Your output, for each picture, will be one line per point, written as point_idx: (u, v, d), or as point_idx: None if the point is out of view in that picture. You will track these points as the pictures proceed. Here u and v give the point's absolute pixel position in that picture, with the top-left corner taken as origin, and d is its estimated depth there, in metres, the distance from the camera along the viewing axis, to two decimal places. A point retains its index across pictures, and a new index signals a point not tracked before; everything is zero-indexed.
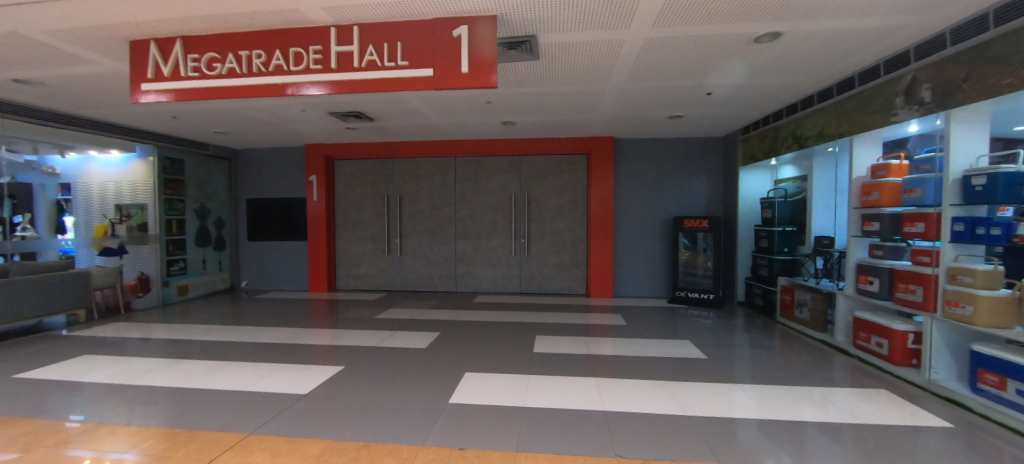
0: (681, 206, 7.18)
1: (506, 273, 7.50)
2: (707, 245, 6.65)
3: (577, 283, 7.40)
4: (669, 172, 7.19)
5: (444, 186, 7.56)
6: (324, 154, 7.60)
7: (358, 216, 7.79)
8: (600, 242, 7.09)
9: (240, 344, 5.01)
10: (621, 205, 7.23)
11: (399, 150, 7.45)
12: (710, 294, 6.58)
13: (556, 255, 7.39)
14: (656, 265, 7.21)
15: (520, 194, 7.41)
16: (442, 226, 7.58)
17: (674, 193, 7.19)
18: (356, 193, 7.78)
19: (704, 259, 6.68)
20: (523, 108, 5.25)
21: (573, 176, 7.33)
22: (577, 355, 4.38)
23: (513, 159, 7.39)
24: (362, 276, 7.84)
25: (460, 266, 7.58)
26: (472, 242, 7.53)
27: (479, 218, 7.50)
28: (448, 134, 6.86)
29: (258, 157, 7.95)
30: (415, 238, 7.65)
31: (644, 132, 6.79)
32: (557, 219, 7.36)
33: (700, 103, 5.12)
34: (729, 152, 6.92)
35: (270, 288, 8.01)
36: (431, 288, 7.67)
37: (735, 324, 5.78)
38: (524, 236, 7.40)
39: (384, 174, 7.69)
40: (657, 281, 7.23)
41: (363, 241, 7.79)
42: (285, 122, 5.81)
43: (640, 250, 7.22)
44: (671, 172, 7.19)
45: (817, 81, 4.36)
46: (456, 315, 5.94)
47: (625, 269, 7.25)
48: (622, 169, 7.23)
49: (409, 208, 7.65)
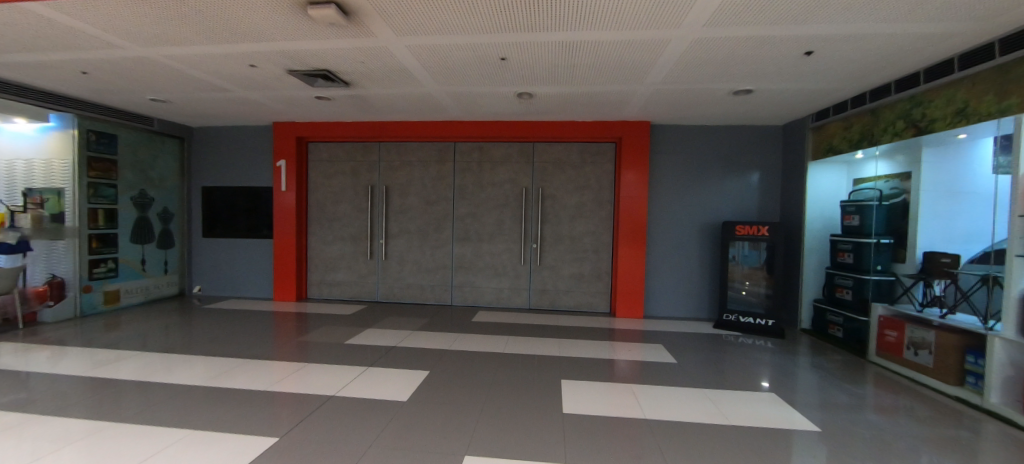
0: (730, 209, 5.88)
1: (514, 285, 6.18)
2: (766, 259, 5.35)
3: (599, 300, 6.07)
4: (716, 167, 5.89)
5: (441, 177, 6.23)
6: (295, 134, 6.26)
7: (336, 211, 6.44)
8: (631, 251, 5.78)
9: (152, 383, 3.64)
10: (656, 205, 5.93)
11: (387, 131, 6.09)
12: (770, 320, 5.27)
13: (575, 264, 6.06)
14: (698, 281, 5.90)
15: (532, 189, 6.09)
16: (438, 225, 6.25)
17: (722, 193, 5.89)
18: (334, 182, 6.44)
19: (762, 275, 5.39)
20: (549, 71, 3.91)
21: (598, 169, 6.01)
22: (625, 418, 3.04)
23: (526, 146, 6.09)
24: (339, 283, 6.50)
25: (458, 275, 6.25)
26: (473, 246, 6.20)
27: (482, 218, 6.18)
28: (447, 112, 5.53)
29: (218, 136, 6.61)
30: (404, 239, 6.31)
31: (690, 116, 5.47)
32: (577, 221, 6.04)
33: (788, 70, 3.81)
34: (793, 143, 5.62)
35: (227, 295, 6.64)
36: (421, 300, 6.34)
37: (811, 362, 4.48)
38: (537, 239, 6.09)
39: (368, 161, 6.36)
40: (698, 300, 5.91)
41: (341, 241, 6.44)
42: (235, 85, 4.46)
43: (678, 262, 5.92)
44: (718, 167, 5.89)
45: (975, 33, 3.06)
46: (452, 342, 4.60)
47: (659, 284, 5.94)
48: (659, 162, 5.91)
49: (398, 203, 6.31)
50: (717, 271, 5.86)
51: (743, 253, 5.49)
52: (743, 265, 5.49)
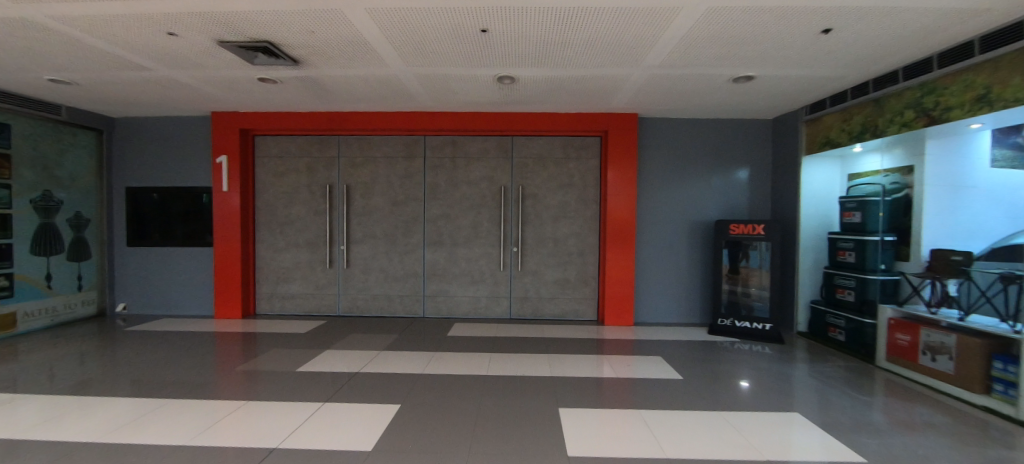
0: (721, 207, 5.56)
1: (493, 293, 5.61)
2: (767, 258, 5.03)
3: (586, 307, 5.60)
4: (705, 164, 5.56)
5: (410, 174, 5.59)
6: (238, 125, 5.45)
7: (288, 214, 5.66)
8: (619, 253, 5.35)
9: (37, 437, 2.83)
10: (644, 204, 5.52)
11: (346, 123, 5.40)
12: (768, 324, 4.94)
13: (559, 269, 5.57)
14: (689, 284, 5.54)
15: (512, 187, 5.55)
16: (406, 228, 5.59)
17: (712, 190, 5.56)
18: (286, 181, 5.66)
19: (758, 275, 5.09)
20: (536, 49, 3.38)
21: (582, 165, 5.55)
22: (640, 455, 2.55)
23: (504, 140, 5.56)
24: (293, 297, 5.70)
25: (431, 284, 5.62)
26: (447, 251, 5.59)
27: (456, 219, 5.58)
28: (415, 101, 4.91)
29: (145, 128, 5.68)
30: (368, 245, 5.62)
31: (680, 108, 5.11)
32: (561, 222, 5.55)
33: (797, 52, 3.46)
34: (784, 137, 5.36)
35: (158, 313, 5.70)
36: (389, 312, 5.66)
37: (818, 370, 4.17)
38: (517, 242, 5.55)
39: (324, 157, 5.62)
40: (689, 304, 5.55)
41: (295, 248, 5.66)
42: (154, 61, 3.67)
43: (668, 264, 5.54)
44: (707, 162, 5.56)
45: (1006, 9, 2.78)
46: (426, 363, 3.98)
47: (649, 288, 5.54)
48: (647, 158, 5.52)
49: (360, 204, 5.61)
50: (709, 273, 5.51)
51: (738, 253, 5.17)
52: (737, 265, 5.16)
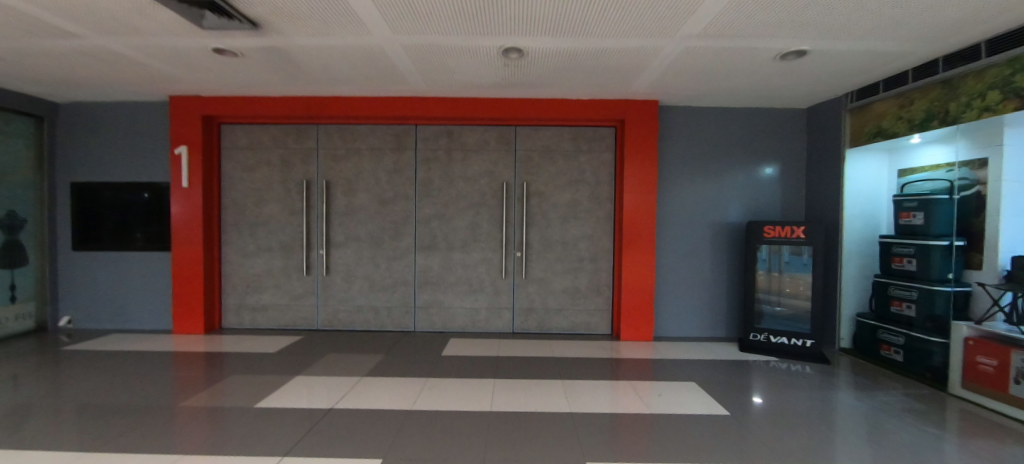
0: (751, 207, 4.95)
1: (493, 305, 4.93)
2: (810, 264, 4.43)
3: (599, 320, 4.95)
4: (733, 158, 4.95)
5: (399, 169, 4.90)
6: (201, 111, 4.73)
7: (259, 214, 4.94)
8: (639, 259, 4.72)
9: None
10: (666, 203, 4.90)
11: (326, 109, 4.70)
12: (809, 339, 4.34)
13: (568, 277, 4.91)
14: (716, 294, 4.92)
15: (515, 184, 4.89)
16: (395, 230, 4.91)
17: (741, 188, 4.95)
18: (256, 176, 4.94)
19: (798, 284, 4.47)
20: (555, 9, 2.72)
21: (595, 159, 4.91)
22: None
23: (507, 131, 4.90)
24: (264, 308, 4.97)
25: (423, 294, 4.93)
26: (442, 256, 4.91)
27: (452, 220, 4.90)
28: (405, 83, 4.24)
29: (91, 115, 4.93)
30: (351, 249, 4.91)
31: (708, 94, 4.49)
32: (571, 223, 4.90)
33: (871, 18, 2.84)
34: (822, 129, 4.77)
35: (107, 329, 4.94)
36: (375, 326, 4.96)
37: (878, 396, 3.55)
38: (521, 246, 4.90)
39: (301, 149, 4.92)
40: (715, 316, 4.93)
41: (267, 253, 4.94)
42: (78, 23, 2.96)
43: (692, 271, 4.92)
44: (735, 156, 4.95)
45: None
46: (417, 395, 3.30)
47: (671, 299, 4.92)
48: (668, 151, 4.89)
49: (342, 202, 4.91)
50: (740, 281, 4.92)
51: (774, 259, 4.57)
52: (772, 272, 4.57)
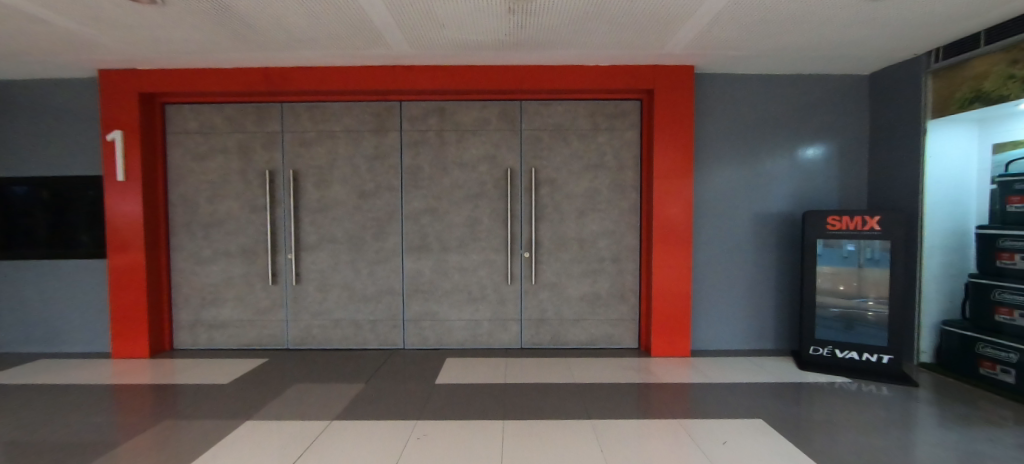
0: (806, 195, 4.14)
1: (497, 316, 4.12)
2: (860, 258, 3.70)
3: (623, 332, 4.15)
4: (783, 136, 4.13)
5: (382, 154, 4.07)
6: (139, 88, 3.89)
7: (214, 212, 4.10)
8: (672, 260, 3.91)
9: None
10: (704, 192, 4.07)
11: (290, 83, 3.86)
12: (887, 355, 3.54)
13: (586, 281, 4.11)
14: (764, 299, 4.12)
15: (521, 171, 4.07)
16: (378, 228, 4.08)
17: (792, 173, 4.13)
18: (210, 167, 4.10)
19: (872, 286, 3.68)
20: None
21: (616, 139, 4.08)
22: None
23: (511, 107, 4.07)
24: (222, 325, 4.15)
25: (413, 304, 4.12)
26: (435, 259, 4.10)
27: (447, 215, 4.08)
28: (383, 45, 3.40)
29: (9, 95, 4.07)
30: (325, 252, 4.09)
31: (758, 55, 3.66)
32: (590, 216, 4.09)
33: None
34: (891, 97, 3.94)
35: (36, 353, 4.12)
36: (356, 344, 4.15)
37: (996, 430, 2.75)
38: (529, 245, 4.09)
39: (263, 132, 4.07)
40: (763, 325, 4.13)
41: (224, 259, 4.11)
42: None
43: (735, 272, 4.11)
44: (784, 133, 4.13)
45: None
46: (402, 447, 2.49)
47: (709, 305, 4.11)
48: (704, 129, 4.07)
49: (313, 195, 4.07)
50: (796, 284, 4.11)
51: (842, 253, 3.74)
52: (841, 269, 3.76)
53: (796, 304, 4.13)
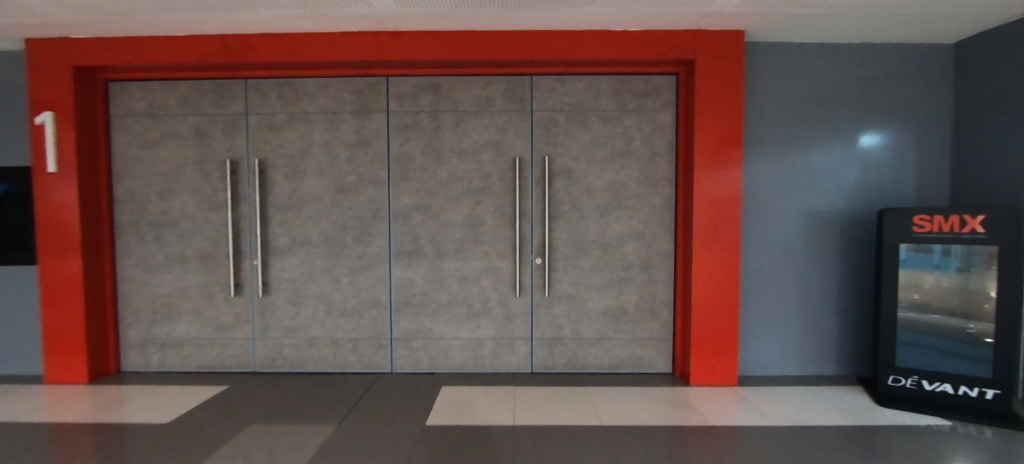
0: (880, 189, 3.42)
1: (502, 334, 3.45)
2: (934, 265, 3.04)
3: (653, 354, 3.46)
4: (851, 118, 3.41)
5: (365, 140, 3.39)
6: (73, 60, 3.23)
7: (167, 209, 3.45)
8: (718, 268, 3.21)
9: None
10: (755, 186, 3.36)
11: (254, 54, 3.18)
12: (991, 389, 2.84)
13: (610, 293, 3.42)
14: (827, 315, 3.42)
15: (531, 161, 3.38)
16: (360, 229, 3.41)
17: (860, 162, 3.41)
18: (161, 156, 3.44)
19: (945, 297, 3.07)
20: None
21: (647, 122, 3.38)
22: None
23: (520, 83, 3.38)
24: (177, 344, 3.50)
25: (403, 321, 3.45)
26: (428, 266, 3.42)
27: (442, 214, 3.41)
28: (362, 2, 2.72)
29: None
30: (298, 258, 3.43)
31: (828, 15, 2.94)
32: (614, 215, 3.40)
33: None
34: (986, 70, 3.21)
35: None
36: (335, 367, 3.49)
37: None
38: (541, 250, 3.40)
39: (223, 114, 3.41)
40: (824, 347, 3.44)
41: (179, 266, 3.46)
42: None
43: (792, 283, 3.40)
44: (851, 115, 3.41)
45: None
46: None
47: (760, 323, 3.42)
48: (755, 110, 3.36)
49: (283, 190, 3.41)
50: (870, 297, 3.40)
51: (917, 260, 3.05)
52: (920, 277, 3.07)
53: (868, 322, 3.42)
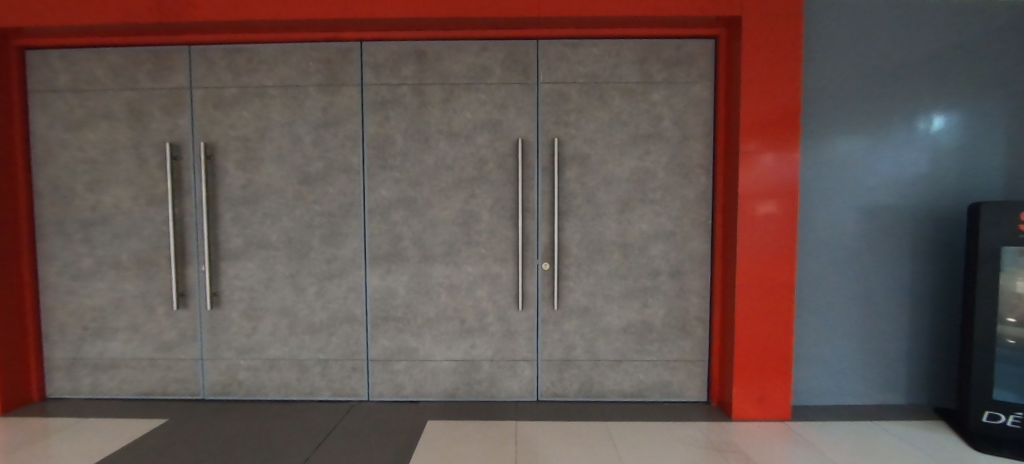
0: (979, 180, 2.72)
1: (501, 355, 2.85)
2: None
3: (684, 379, 2.86)
4: (939, 90, 2.71)
5: (334, 120, 2.78)
6: None
7: (97, 204, 2.86)
8: (769, 278, 2.60)
9: None
10: (813, 175, 2.75)
11: (194, 11, 2.58)
12: None
13: (632, 305, 2.82)
14: (900, 333, 2.81)
15: (537, 144, 2.78)
16: (329, 228, 2.82)
17: (952, 145, 2.72)
18: (88, 140, 2.85)
19: None
20: None
21: (678, 96, 2.76)
22: None
23: (523, 49, 2.76)
24: (113, 366, 2.93)
25: (381, 338, 2.86)
26: (412, 273, 2.83)
27: (429, 209, 2.81)
28: None
29: None
30: (255, 263, 2.83)
31: None
32: (638, 211, 2.79)
33: None
34: None
35: None
36: (301, 394, 2.90)
37: None
38: (548, 253, 2.80)
39: (163, 88, 2.81)
40: (895, 370, 2.83)
41: (113, 272, 2.88)
42: None
43: (858, 294, 2.79)
44: (940, 86, 2.72)
45: None
46: None
47: (817, 342, 2.81)
48: (814, 81, 2.73)
49: (235, 180, 2.81)
50: (958, 311, 2.77)
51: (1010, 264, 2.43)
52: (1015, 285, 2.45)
53: (954, 342, 2.80)
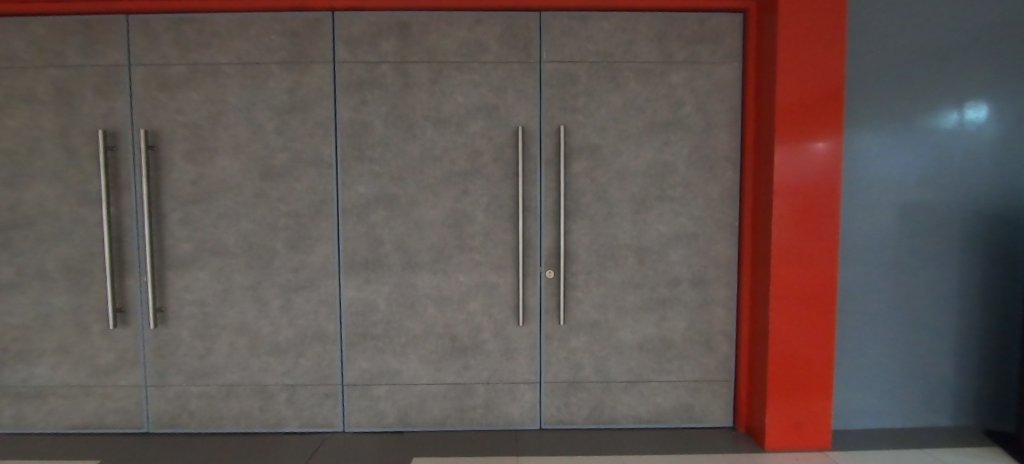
0: None
1: (498, 377, 2.47)
2: None
3: (708, 401, 2.51)
4: (994, 73, 2.40)
5: (301, 104, 2.37)
6: None
7: (17, 203, 2.40)
8: (807, 287, 2.26)
9: None
10: (854, 168, 2.41)
11: None
12: None
13: (649, 318, 2.46)
14: (948, 348, 2.49)
15: (539, 133, 2.40)
16: (297, 231, 2.40)
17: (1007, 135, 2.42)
18: (5, 127, 2.39)
19: None
20: None
21: (701, 78, 2.40)
22: None
23: (523, 23, 2.38)
24: (39, 395, 2.47)
25: (358, 360, 2.45)
26: (394, 283, 2.43)
27: (413, 209, 2.41)
28: None
29: None
30: (208, 272, 2.41)
31: None
32: (656, 211, 2.43)
33: None
34: None
35: None
36: (265, 425, 2.49)
37: None
38: (552, 260, 2.43)
39: (97, 66, 2.37)
40: (943, 389, 2.51)
41: (38, 284, 2.43)
42: None
43: (904, 302, 2.46)
44: (995, 68, 2.40)
45: None
46: None
47: (857, 358, 2.48)
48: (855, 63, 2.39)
49: (183, 174, 2.38)
50: (1014, 321, 2.46)
51: None
52: None
53: (1008, 356, 2.49)
